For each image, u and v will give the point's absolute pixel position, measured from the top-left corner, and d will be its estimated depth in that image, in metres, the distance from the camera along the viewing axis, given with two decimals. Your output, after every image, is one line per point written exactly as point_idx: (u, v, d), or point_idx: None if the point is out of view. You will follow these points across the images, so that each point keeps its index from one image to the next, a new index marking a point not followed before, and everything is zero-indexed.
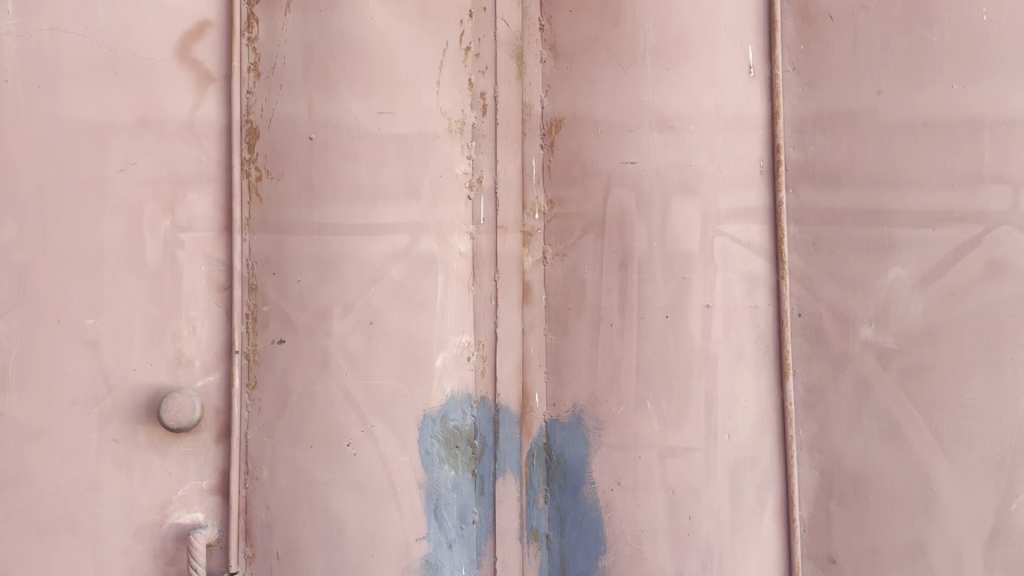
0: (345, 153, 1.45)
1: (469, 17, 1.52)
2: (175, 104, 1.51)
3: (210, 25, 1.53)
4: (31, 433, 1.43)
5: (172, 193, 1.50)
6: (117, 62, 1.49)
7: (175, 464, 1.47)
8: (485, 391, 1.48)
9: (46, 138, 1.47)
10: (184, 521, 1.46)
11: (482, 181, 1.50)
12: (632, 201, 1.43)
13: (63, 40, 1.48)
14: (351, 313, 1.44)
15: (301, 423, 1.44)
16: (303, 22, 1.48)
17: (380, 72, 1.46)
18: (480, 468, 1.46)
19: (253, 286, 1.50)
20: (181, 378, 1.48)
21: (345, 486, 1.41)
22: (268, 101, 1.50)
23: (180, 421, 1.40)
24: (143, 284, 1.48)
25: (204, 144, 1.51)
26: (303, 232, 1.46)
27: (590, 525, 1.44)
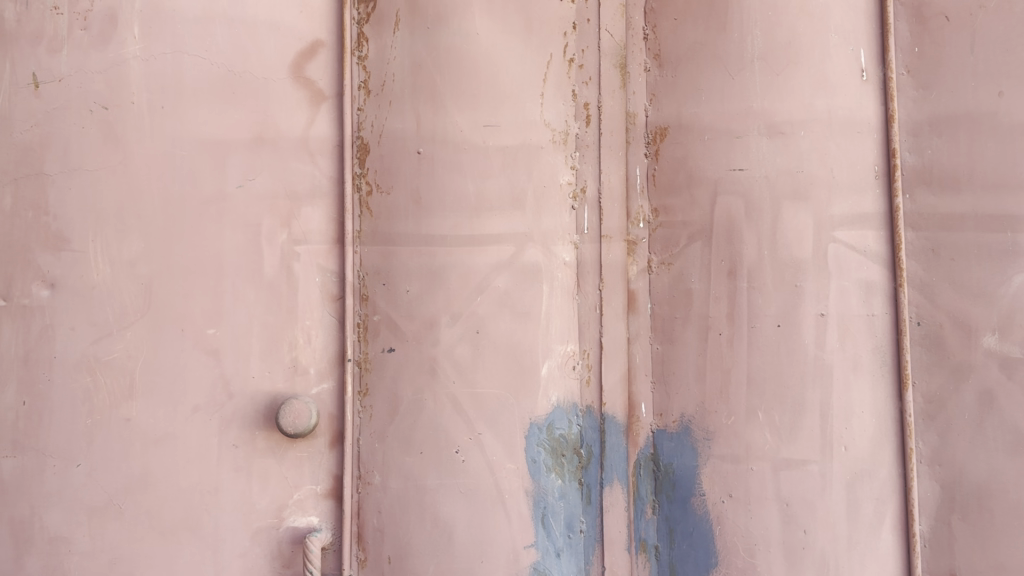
0: (451, 166, 1.48)
1: (573, 28, 1.52)
2: (291, 122, 1.57)
3: (322, 45, 1.58)
4: (157, 437, 1.51)
5: (289, 208, 1.56)
6: (236, 83, 1.56)
7: (292, 469, 1.52)
8: (591, 400, 1.47)
9: (170, 157, 1.55)
10: (300, 523, 1.51)
11: (586, 191, 1.50)
12: (740, 208, 1.41)
13: (185, 62, 1.56)
14: (458, 323, 1.46)
15: (411, 430, 1.47)
16: (411, 40, 1.52)
17: (486, 86, 1.49)
18: (587, 477, 1.46)
19: (364, 296, 1.53)
20: (297, 385, 1.53)
21: (455, 493, 1.43)
22: (378, 118, 1.54)
23: (298, 426, 1.45)
24: (261, 295, 1.54)
25: (318, 161, 1.57)
26: (412, 244, 1.49)
27: (701, 537, 1.43)
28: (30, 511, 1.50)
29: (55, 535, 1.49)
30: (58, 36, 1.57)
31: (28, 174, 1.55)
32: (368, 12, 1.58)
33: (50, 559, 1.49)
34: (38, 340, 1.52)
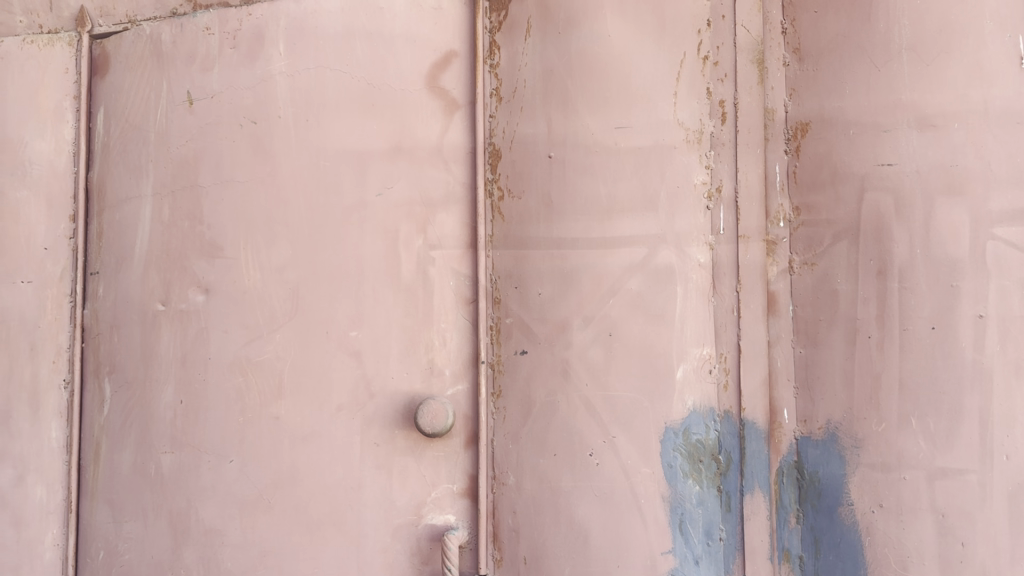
0: (583, 169, 1.49)
1: (707, 25, 1.48)
2: (426, 131, 1.60)
3: (455, 55, 1.61)
4: (304, 435, 1.58)
5: (424, 213, 1.59)
6: (374, 94, 1.61)
7: (429, 468, 1.55)
8: (729, 405, 1.44)
9: (314, 167, 1.62)
10: (438, 522, 1.54)
11: (722, 190, 1.47)
12: (890, 205, 1.36)
13: (326, 77, 1.63)
14: (590, 325, 1.46)
15: (544, 432, 1.48)
16: (543, 46, 1.54)
17: (617, 88, 1.49)
18: (726, 484, 1.42)
19: (496, 299, 1.56)
20: (434, 385, 1.57)
21: (590, 496, 1.44)
22: (510, 124, 1.56)
23: (435, 426, 1.49)
24: (399, 298, 1.58)
25: (452, 167, 1.59)
26: (544, 247, 1.50)
27: (848, 548, 1.37)
28: (187, 505, 1.61)
29: (210, 527, 1.59)
30: (210, 54, 1.70)
31: (184, 186, 1.68)
32: (501, 21, 1.60)
33: (206, 550, 1.59)
34: (194, 342, 1.64)
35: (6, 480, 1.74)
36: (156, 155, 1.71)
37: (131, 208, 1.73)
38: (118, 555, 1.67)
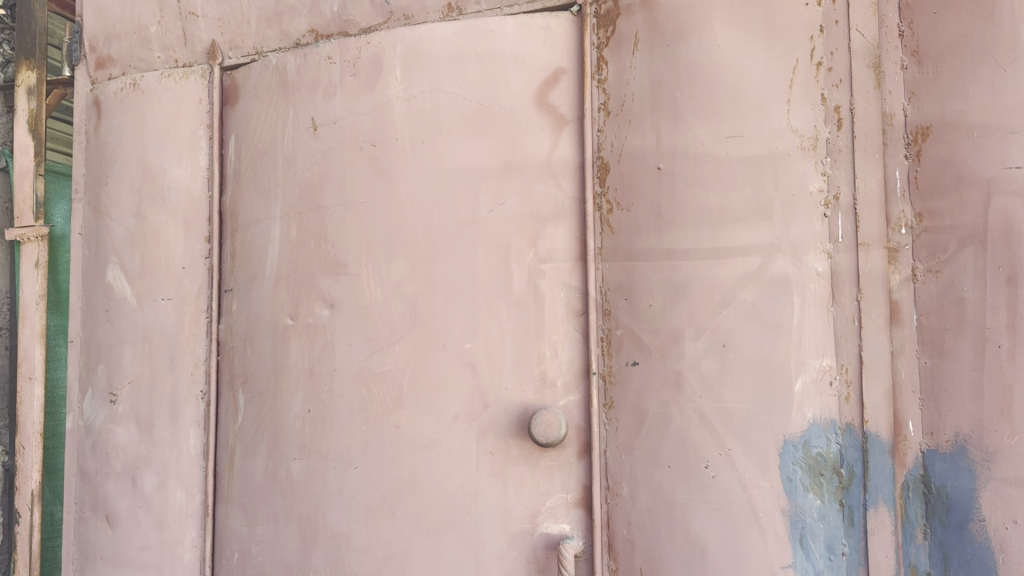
0: (692, 180, 1.49)
1: (820, 31, 1.46)
2: (536, 147, 1.64)
3: (564, 72, 1.64)
4: (423, 443, 1.64)
5: (534, 227, 1.63)
6: (485, 113, 1.67)
7: (543, 477, 1.58)
8: (851, 418, 1.40)
9: (429, 186, 1.69)
10: (553, 530, 1.56)
11: (840, 198, 1.43)
12: (1019, 209, 1.30)
13: (441, 99, 1.70)
14: (703, 336, 1.46)
15: (658, 443, 1.49)
16: (651, 58, 1.55)
17: (728, 98, 1.48)
18: (849, 498, 1.39)
19: (607, 311, 1.57)
20: (546, 396, 1.60)
21: (706, 508, 1.43)
22: (618, 137, 1.58)
23: (549, 436, 1.51)
24: (511, 309, 1.62)
25: (561, 182, 1.62)
26: (655, 259, 1.51)
27: (980, 566, 1.32)
28: (316, 509, 1.71)
29: (337, 531, 1.69)
30: (331, 83, 1.80)
31: (310, 208, 1.80)
32: (608, 36, 1.62)
33: (333, 554, 1.68)
34: (321, 354, 1.75)
35: (149, 486, 1.95)
36: (284, 178, 1.85)
37: (261, 229, 1.88)
38: (252, 557, 1.80)
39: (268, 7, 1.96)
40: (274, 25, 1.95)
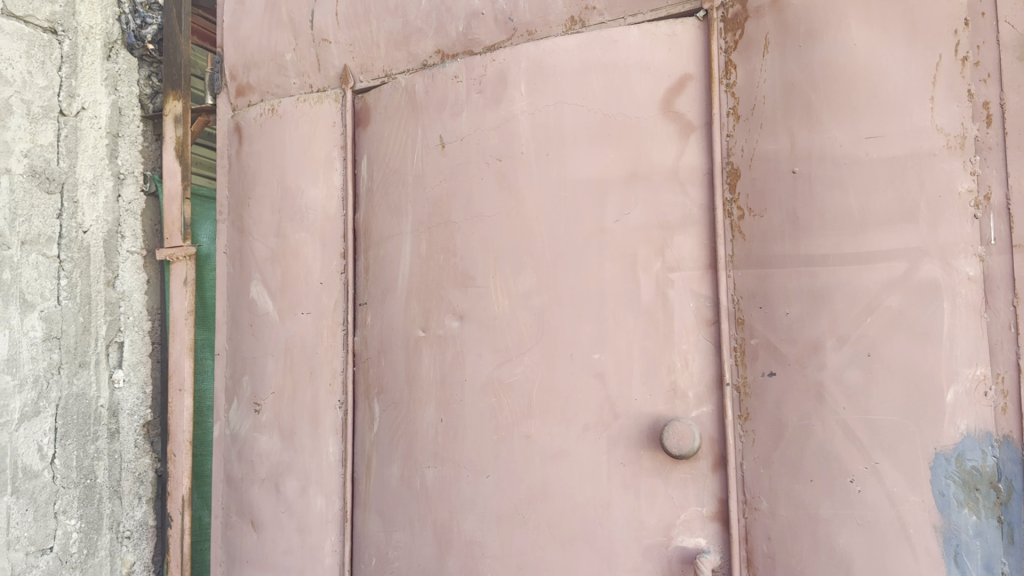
0: (830, 183, 1.45)
1: (965, 25, 1.36)
2: (663, 155, 1.63)
3: (690, 78, 1.62)
4: (553, 453, 1.67)
5: (662, 236, 1.62)
6: (610, 124, 1.68)
7: (677, 489, 1.56)
8: (1008, 429, 1.30)
9: (555, 198, 1.72)
10: (688, 544, 1.54)
11: (991, 198, 1.33)
12: None
13: (566, 111, 1.72)
14: (846, 345, 1.41)
15: (799, 456, 1.45)
16: (782, 60, 1.52)
17: (867, 97, 1.43)
18: (1008, 515, 1.29)
19: (739, 320, 1.54)
20: (678, 408, 1.58)
21: (852, 523, 1.38)
22: (749, 142, 1.55)
23: (682, 448, 1.49)
24: (640, 320, 1.62)
25: (689, 190, 1.60)
26: (791, 266, 1.48)
27: None
28: (450, 516, 1.80)
29: (471, 539, 1.76)
30: (458, 101, 1.88)
31: (439, 223, 1.89)
32: (736, 40, 1.58)
33: (468, 560, 1.76)
34: (451, 365, 1.84)
35: (292, 491, 2.09)
36: (415, 195, 1.95)
37: (393, 245, 2.00)
38: (390, 562, 1.91)
39: (396, 31, 2.04)
40: (402, 48, 2.03)
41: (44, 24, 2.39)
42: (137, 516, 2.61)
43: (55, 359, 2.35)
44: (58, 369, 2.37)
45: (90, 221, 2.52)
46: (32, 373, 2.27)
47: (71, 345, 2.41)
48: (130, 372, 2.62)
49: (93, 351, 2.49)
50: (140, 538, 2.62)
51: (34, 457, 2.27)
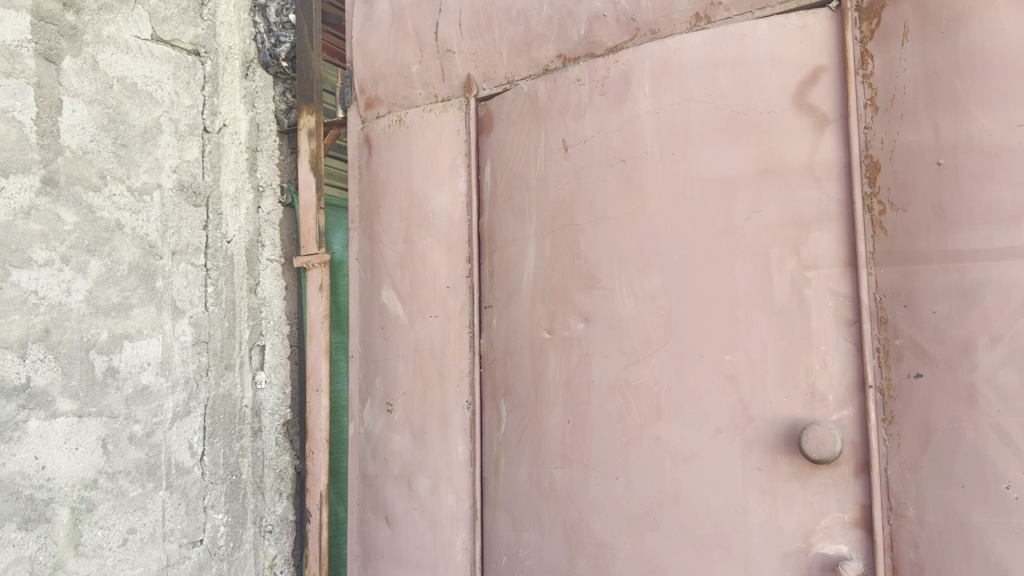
0: (980, 175, 1.37)
1: None
2: (796, 150, 1.58)
3: (824, 70, 1.57)
4: (685, 456, 1.66)
5: (797, 234, 1.57)
6: (739, 120, 1.65)
7: (817, 495, 1.51)
8: None
9: (682, 197, 1.70)
10: (830, 551, 1.49)
11: None
12: None
13: (692, 109, 1.70)
14: (1000, 345, 1.34)
15: (949, 461, 1.38)
16: (923, 48, 1.45)
17: (1020, 82, 1.35)
18: None
19: (883, 319, 1.48)
20: (816, 411, 1.53)
21: (1009, 533, 1.31)
22: (889, 133, 1.49)
23: (822, 452, 1.45)
24: (775, 321, 1.58)
25: (825, 185, 1.55)
26: (938, 262, 1.41)
27: None
28: (580, 517, 1.83)
29: (601, 540, 1.78)
30: (582, 104, 1.90)
31: (564, 226, 1.91)
32: (873, 29, 1.52)
33: (599, 560, 1.78)
34: (578, 366, 1.86)
35: (424, 489, 2.19)
36: (539, 198, 1.98)
37: (517, 248, 2.03)
38: (520, 561, 1.96)
39: (518, 37, 2.07)
40: (524, 54, 2.06)
41: (188, 47, 2.57)
42: (278, 511, 2.74)
43: (203, 362, 2.51)
44: (206, 371, 2.52)
45: (233, 231, 2.67)
46: (183, 375, 2.43)
47: (218, 348, 2.56)
48: (270, 373, 2.75)
49: (237, 354, 2.64)
50: (280, 532, 2.75)
51: (186, 454, 2.43)
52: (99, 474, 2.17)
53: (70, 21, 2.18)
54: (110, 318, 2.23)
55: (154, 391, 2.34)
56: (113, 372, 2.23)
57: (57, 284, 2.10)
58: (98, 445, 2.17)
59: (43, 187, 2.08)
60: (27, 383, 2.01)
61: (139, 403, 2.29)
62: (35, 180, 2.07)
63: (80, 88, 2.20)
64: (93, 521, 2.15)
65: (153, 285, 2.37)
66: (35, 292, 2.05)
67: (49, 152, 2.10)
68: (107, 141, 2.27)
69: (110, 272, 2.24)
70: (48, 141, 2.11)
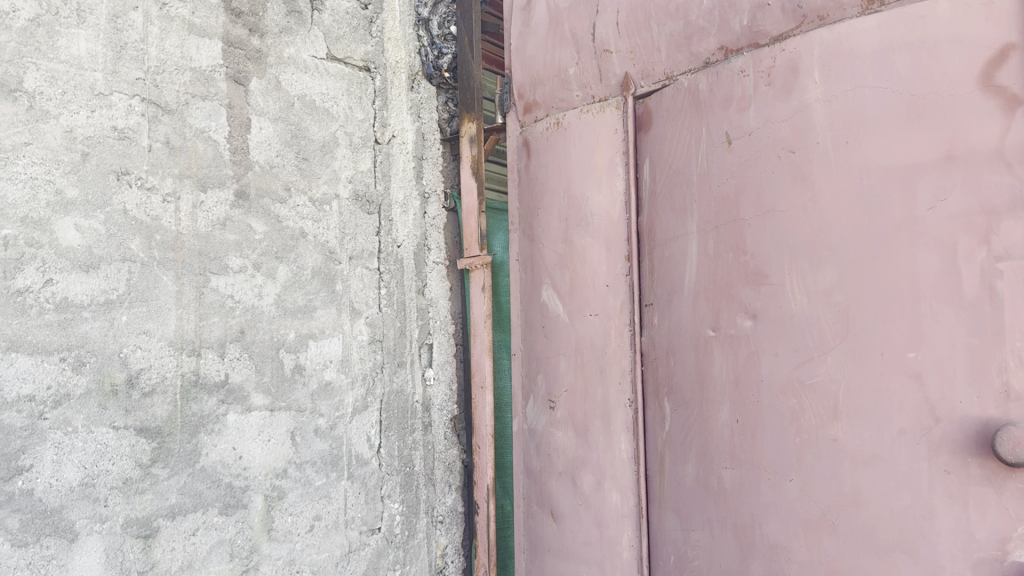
0: None
1: None
2: (984, 134, 1.49)
3: (1013, 47, 1.47)
4: (865, 458, 1.60)
5: (987, 223, 1.48)
6: (919, 105, 1.57)
7: (1014, 500, 1.42)
8: None
9: (857, 187, 1.64)
10: None
11: None
12: None
13: (866, 96, 1.64)
14: None
15: None
16: None
17: None
18: None
19: None
20: (1012, 411, 1.44)
21: None
22: None
23: (1019, 455, 1.36)
24: (963, 316, 1.50)
25: (1017, 170, 1.45)
26: None
27: None
28: (751, 518, 1.80)
29: (775, 543, 1.75)
30: (746, 95, 1.87)
31: (728, 221, 1.89)
32: None
33: (773, 563, 1.75)
34: (745, 364, 1.83)
35: (588, 486, 2.22)
36: (702, 194, 1.97)
37: (679, 245, 2.03)
38: (688, 561, 1.95)
39: (678, 33, 2.06)
40: (684, 49, 2.05)
41: (360, 63, 2.72)
42: (448, 503, 2.85)
43: (378, 359, 2.65)
44: (381, 368, 2.66)
45: (402, 235, 2.80)
46: (361, 371, 2.58)
47: (392, 347, 2.70)
48: (438, 370, 2.87)
49: (408, 352, 2.77)
50: (451, 523, 2.85)
51: (364, 447, 2.58)
52: (289, 464, 2.34)
53: (256, 45, 2.37)
54: (296, 319, 2.40)
55: (336, 387, 2.50)
56: (300, 369, 2.40)
57: (251, 289, 2.29)
58: (288, 437, 2.34)
59: (236, 200, 2.27)
60: (226, 380, 2.20)
61: (323, 398, 2.46)
62: (229, 194, 2.25)
63: (265, 106, 2.38)
64: (284, 507, 2.32)
65: (333, 288, 2.53)
66: (232, 296, 2.24)
67: (240, 167, 2.29)
68: (290, 155, 2.44)
69: (295, 277, 2.41)
70: (240, 157, 2.30)
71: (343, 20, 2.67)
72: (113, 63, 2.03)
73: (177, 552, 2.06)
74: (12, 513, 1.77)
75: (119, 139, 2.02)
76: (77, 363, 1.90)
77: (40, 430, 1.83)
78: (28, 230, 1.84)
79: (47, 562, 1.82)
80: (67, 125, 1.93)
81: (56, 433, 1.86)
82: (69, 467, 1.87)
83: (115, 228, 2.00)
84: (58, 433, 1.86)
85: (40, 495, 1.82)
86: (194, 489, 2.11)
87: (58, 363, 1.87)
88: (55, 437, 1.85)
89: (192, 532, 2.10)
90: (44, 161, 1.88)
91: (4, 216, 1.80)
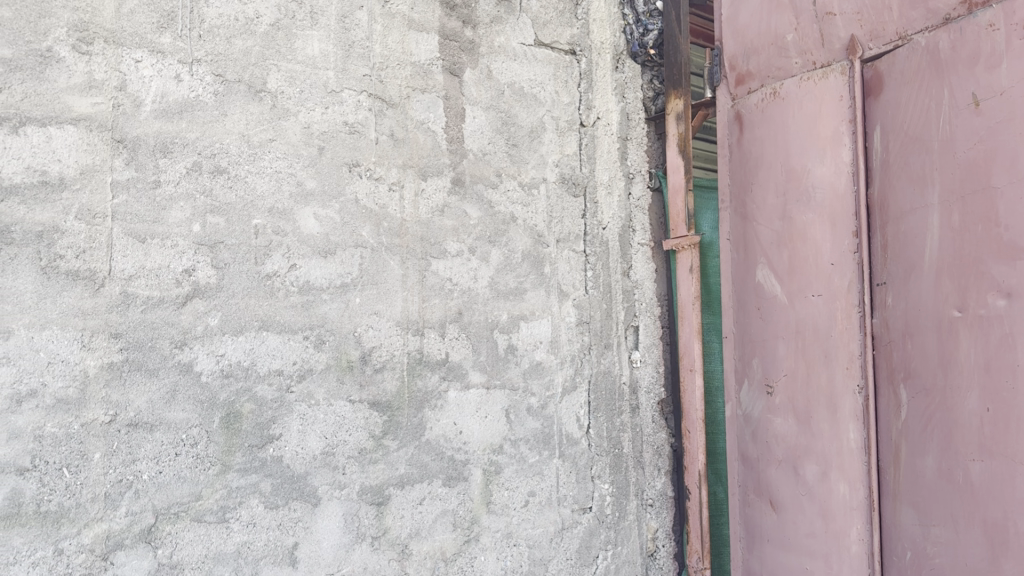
0: None
1: None
2: None
3: None
4: None
5: None
6: None
7: None
8: None
9: None
10: None
11: None
12: None
13: None
14: None
15: None
16: None
17: None
18: None
19: None
20: None
21: None
22: None
23: None
24: None
25: None
26: None
27: None
28: (1004, 516, 1.64)
29: None
30: (996, 51, 1.70)
31: (976, 190, 1.73)
32: None
33: None
34: (997, 348, 1.67)
35: (813, 475, 2.12)
36: (944, 162, 1.81)
37: (917, 219, 1.89)
38: (929, 558, 1.82)
39: None
40: (919, 5, 1.88)
41: (566, 47, 2.74)
42: (658, 486, 2.80)
43: (586, 341, 2.66)
44: (589, 349, 2.67)
45: (607, 217, 2.78)
46: (570, 352, 2.61)
47: (599, 328, 2.70)
48: (645, 353, 2.81)
49: (615, 334, 2.74)
50: (661, 507, 2.80)
51: (574, 426, 2.60)
52: (505, 441, 2.42)
53: (469, 36, 2.44)
54: (509, 301, 2.46)
55: (547, 366, 2.55)
56: (513, 349, 2.46)
57: (467, 272, 2.37)
58: (503, 414, 2.42)
59: (453, 187, 2.36)
60: (447, 358, 2.30)
61: (535, 377, 2.51)
62: (447, 181, 2.34)
63: (478, 96, 2.46)
64: (501, 482, 2.40)
65: (543, 271, 2.57)
66: (451, 279, 2.33)
67: (457, 156, 2.38)
68: (501, 143, 2.50)
69: (507, 260, 2.47)
70: (456, 146, 2.38)
71: (550, 6, 2.70)
72: (342, 62, 2.16)
73: (407, 520, 2.19)
74: (264, 477, 1.96)
75: (349, 133, 2.16)
76: (318, 342, 2.06)
77: (287, 403, 2.00)
78: (275, 220, 2.02)
79: (294, 524, 2.00)
80: (305, 122, 2.08)
81: (301, 405, 2.02)
82: (312, 437, 2.03)
83: (348, 217, 2.14)
84: (303, 406, 2.02)
85: (288, 462, 2.00)
86: (421, 460, 2.22)
87: (302, 341, 2.03)
88: (300, 409, 2.02)
89: (419, 501, 2.21)
90: (287, 156, 2.05)
91: (255, 207, 1.99)
